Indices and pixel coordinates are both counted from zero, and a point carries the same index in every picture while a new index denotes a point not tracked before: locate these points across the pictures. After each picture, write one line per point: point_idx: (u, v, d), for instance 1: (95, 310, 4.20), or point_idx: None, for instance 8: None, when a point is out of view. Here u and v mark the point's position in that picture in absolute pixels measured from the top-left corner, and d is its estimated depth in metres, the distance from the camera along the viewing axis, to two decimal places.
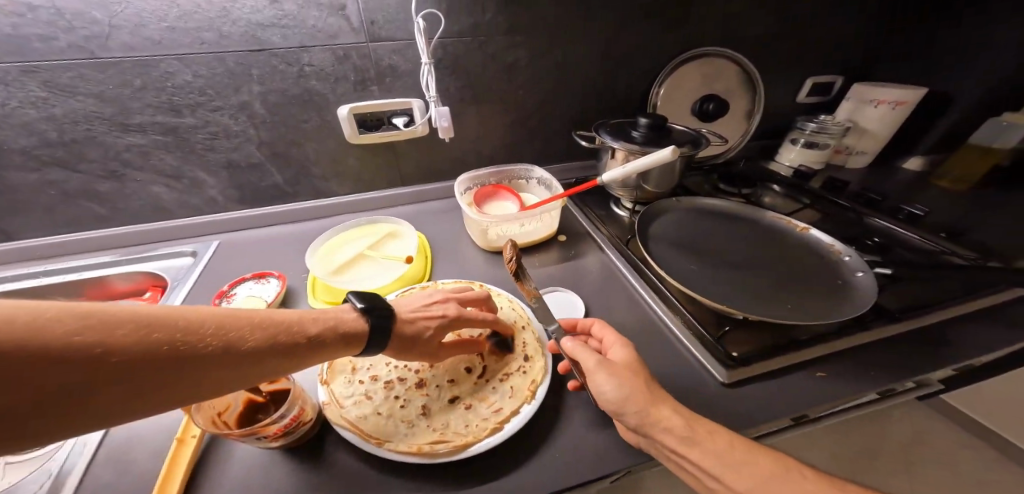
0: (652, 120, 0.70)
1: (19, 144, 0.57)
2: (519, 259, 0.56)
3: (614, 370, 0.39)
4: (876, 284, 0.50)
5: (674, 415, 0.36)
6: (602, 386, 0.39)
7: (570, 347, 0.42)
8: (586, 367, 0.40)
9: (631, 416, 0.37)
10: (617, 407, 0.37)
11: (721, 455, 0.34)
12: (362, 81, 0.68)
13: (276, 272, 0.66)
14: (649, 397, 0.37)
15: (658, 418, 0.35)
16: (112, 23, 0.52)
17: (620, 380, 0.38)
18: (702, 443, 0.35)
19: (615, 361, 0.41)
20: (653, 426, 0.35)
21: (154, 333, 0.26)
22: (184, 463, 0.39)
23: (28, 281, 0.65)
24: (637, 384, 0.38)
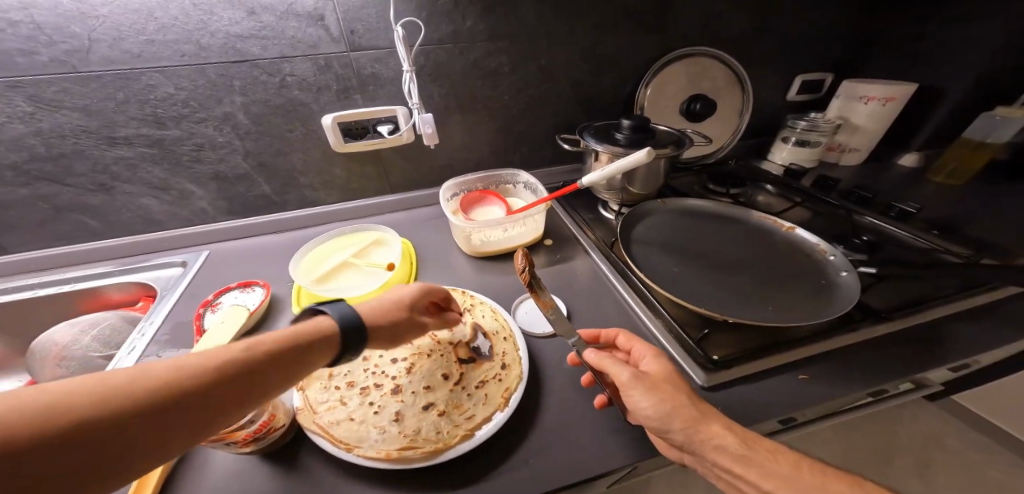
0: (634, 121, 0.70)
1: (9, 159, 0.58)
2: (532, 268, 0.52)
3: (651, 385, 0.39)
4: (860, 284, 0.49)
5: (723, 431, 0.37)
6: (641, 404, 0.39)
7: (600, 360, 0.43)
8: (620, 382, 0.41)
9: (677, 435, 0.37)
10: (659, 425, 0.38)
11: (779, 471, 0.35)
12: (344, 89, 0.69)
13: (262, 281, 0.66)
14: (695, 414, 0.37)
15: (707, 435, 0.36)
16: (91, 37, 0.52)
17: (659, 396, 0.38)
18: (757, 460, 0.35)
19: (649, 375, 0.41)
20: (702, 444, 0.36)
21: (53, 407, 0.24)
22: (156, 469, 0.40)
23: (22, 294, 0.66)
24: (677, 400, 0.38)
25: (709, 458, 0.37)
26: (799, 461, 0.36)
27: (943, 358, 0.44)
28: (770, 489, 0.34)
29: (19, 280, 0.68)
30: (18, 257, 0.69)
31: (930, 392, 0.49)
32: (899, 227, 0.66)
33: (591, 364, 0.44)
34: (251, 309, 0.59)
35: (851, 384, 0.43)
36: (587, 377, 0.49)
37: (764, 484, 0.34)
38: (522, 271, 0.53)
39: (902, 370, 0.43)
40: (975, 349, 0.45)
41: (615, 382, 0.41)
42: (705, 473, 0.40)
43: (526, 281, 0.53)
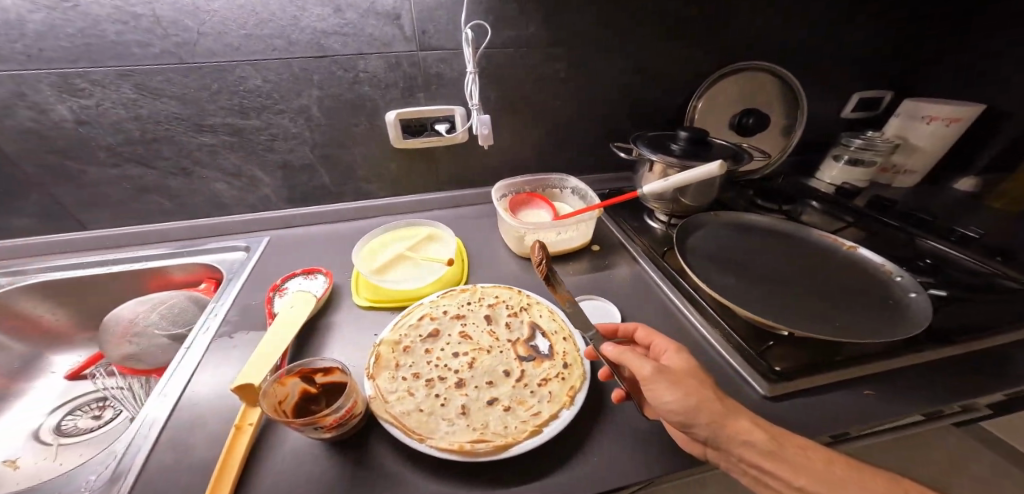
0: (691, 133, 0.70)
1: (106, 141, 0.62)
2: (549, 263, 0.58)
3: (674, 380, 0.40)
4: (932, 306, 0.49)
5: (752, 427, 0.37)
6: (663, 397, 0.39)
7: (620, 353, 0.43)
8: (642, 375, 0.41)
9: (702, 429, 0.37)
10: (684, 418, 0.38)
11: (813, 469, 0.35)
12: (409, 87, 0.72)
13: (323, 268, 0.69)
14: (720, 410, 0.37)
15: (734, 431, 0.37)
16: (200, 31, 0.56)
17: (682, 390, 0.39)
18: (787, 455, 0.36)
19: (672, 369, 0.41)
20: (728, 439, 0.37)
21: None
22: (241, 449, 0.43)
23: (99, 270, 0.70)
24: (702, 394, 0.39)
25: (734, 454, 0.37)
26: (829, 458, 0.36)
27: (1010, 385, 0.44)
28: (801, 486, 0.35)
29: (98, 255, 0.72)
30: (92, 234, 0.73)
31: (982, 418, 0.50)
32: (961, 252, 0.66)
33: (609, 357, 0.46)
34: (317, 296, 0.62)
35: (919, 406, 0.43)
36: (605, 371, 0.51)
37: (795, 481, 0.35)
38: (540, 266, 0.59)
39: (970, 395, 0.44)
40: None
41: (637, 375, 0.42)
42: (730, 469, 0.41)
43: (542, 273, 0.59)
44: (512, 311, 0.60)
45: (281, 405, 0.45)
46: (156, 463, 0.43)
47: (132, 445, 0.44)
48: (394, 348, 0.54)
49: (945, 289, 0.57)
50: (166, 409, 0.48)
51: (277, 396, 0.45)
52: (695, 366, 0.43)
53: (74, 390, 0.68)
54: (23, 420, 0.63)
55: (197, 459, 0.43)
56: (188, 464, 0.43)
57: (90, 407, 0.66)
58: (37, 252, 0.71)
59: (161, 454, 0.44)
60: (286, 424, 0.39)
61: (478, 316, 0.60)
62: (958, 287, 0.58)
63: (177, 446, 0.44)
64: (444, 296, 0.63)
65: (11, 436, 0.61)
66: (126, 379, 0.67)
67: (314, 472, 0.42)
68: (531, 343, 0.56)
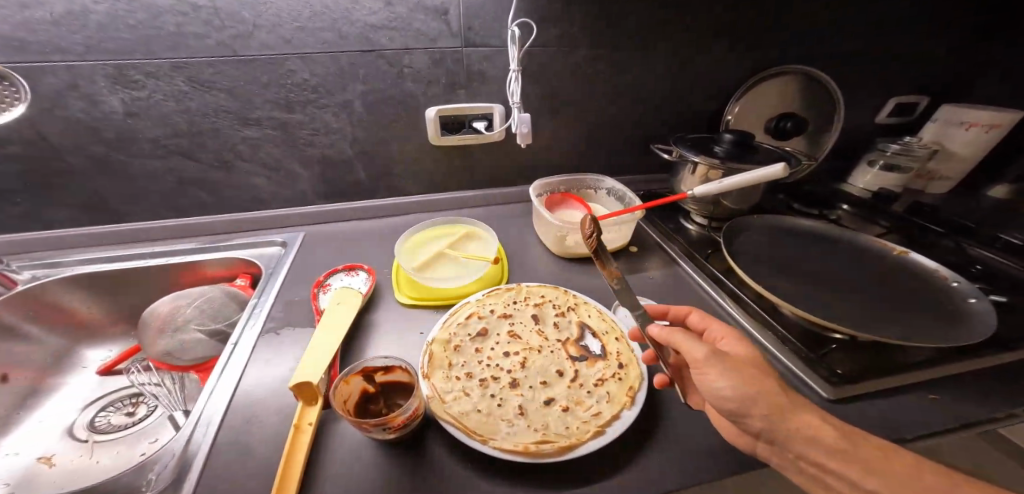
0: (736, 136, 0.70)
1: (152, 133, 0.61)
2: (599, 238, 0.58)
3: (732, 368, 0.39)
4: (995, 311, 0.48)
5: (818, 423, 0.35)
6: (716, 383, 0.39)
7: (675, 337, 0.43)
8: (696, 360, 0.41)
9: (757, 419, 0.37)
10: (738, 407, 0.38)
11: (885, 472, 0.33)
12: (451, 84, 0.71)
13: (364, 265, 0.69)
14: (783, 402, 0.36)
15: (798, 425, 0.35)
16: (256, 23, 0.55)
17: (739, 378, 0.38)
18: (856, 456, 0.34)
19: (730, 356, 0.41)
20: (786, 431, 0.36)
21: None
22: (303, 449, 0.42)
23: (138, 263, 0.69)
24: (762, 385, 0.37)
25: (792, 448, 0.36)
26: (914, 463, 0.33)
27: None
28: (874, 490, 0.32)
29: (136, 249, 0.71)
30: (128, 227, 0.72)
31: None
32: (1009, 259, 0.65)
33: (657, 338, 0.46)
34: (362, 293, 0.61)
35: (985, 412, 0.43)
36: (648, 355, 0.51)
37: (863, 483, 0.33)
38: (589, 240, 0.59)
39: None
40: None
41: (690, 360, 0.42)
42: (783, 466, 0.39)
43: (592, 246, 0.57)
44: (559, 311, 0.60)
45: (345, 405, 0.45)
46: (218, 461, 0.42)
47: (192, 442, 0.43)
48: (445, 347, 0.54)
49: (1004, 296, 0.57)
50: (222, 406, 0.47)
51: (343, 394, 0.45)
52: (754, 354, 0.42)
53: (107, 385, 0.67)
54: (57, 415, 0.62)
55: (259, 458, 0.42)
56: (250, 462, 0.42)
57: (123, 403, 0.64)
58: (74, 244, 0.70)
59: (223, 451, 0.43)
60: (356, 425, 0.39)
61: (525, 315, 0.60)
62: (1013, 294, 0.58)
63: (237, 444, 0.44)
64: (489, 295, 0.62)
65: (46, 431, 0.59)
66: (157, 375, 0.67)
67: (380, 471, 0.42)
68: (581, 343, 0.55)
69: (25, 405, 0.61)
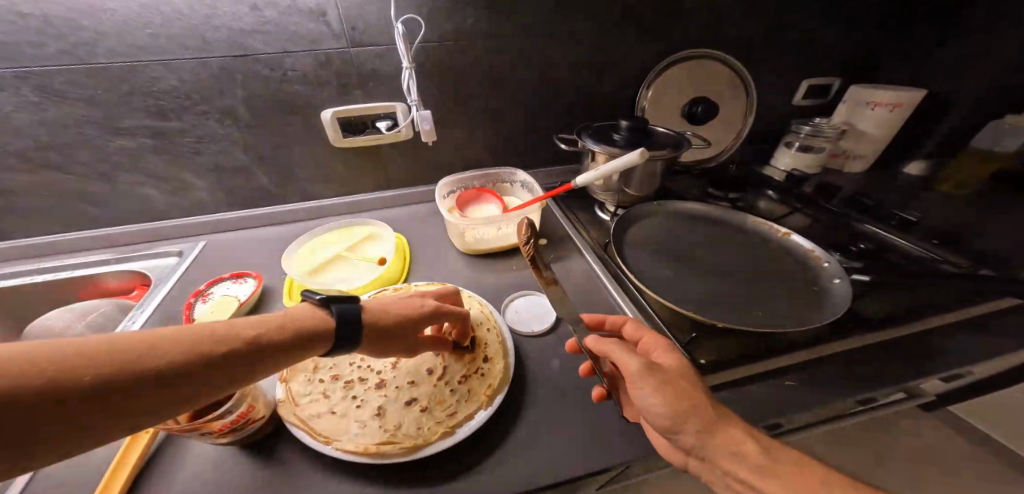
0: (633, 123, 0.69)
1: (13, 147, 0.59)
2: (535, 244, 0.61)
3: (663, 382, 0.39)
4: (852, 291, 0.51)
5: (741, 437, 0.36)
6: (650, 399, 0.38)
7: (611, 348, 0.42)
8: (630, 373, 0.40)
9: (689, 436, 0.36)
10: (671, 423, 0.37)
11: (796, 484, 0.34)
12: (344, 85, 0.70)
13: (254, 272, 0.66)
14: (711, 418, 0.36)
15: (723, 442, 0.36)
16: (99, 30, 0.53)
17: (671, 393, 0.38)
18: (779, 470, 0.35)
19: (661, 368, 0.40)
20: (716, 449, 0.36)
21: None
22: (128, 465, 0.40)
23: (20, 280, 0.66)
24: (693, 399, 0.38)
25: (720, 465, 0.36)
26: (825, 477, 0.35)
27: (927, 370, 0.45)
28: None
29: (20, 265, 0.68)
30: (9, 243, 0.69)
31: (920, 401, 0.52)
32: (900, 236, 0.68)
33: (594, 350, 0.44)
34: (240, 300, 0.59)
35: (833, 391, 0.43)
36: (586, 367, 0.49)
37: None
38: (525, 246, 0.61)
39: (884, 380, 0.44)
40: (963, 361, 0.46)
41: (625, 374, 0.41)
42: (710, 476, 0.40)
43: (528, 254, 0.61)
44: None
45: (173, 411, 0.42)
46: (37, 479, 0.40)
47: None
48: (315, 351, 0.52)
49: (868, 274, 0.59)
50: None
51: None
52: (685, 365, 0.42)
53: None
54: None
55: (84, 473, 0.41)
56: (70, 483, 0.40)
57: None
58: None
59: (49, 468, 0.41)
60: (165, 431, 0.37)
61: None
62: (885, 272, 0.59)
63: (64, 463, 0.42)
64: (375, 296, 0.61)
65: None
66: None
67: (206, 484, 0.40)
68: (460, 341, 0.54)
69: None
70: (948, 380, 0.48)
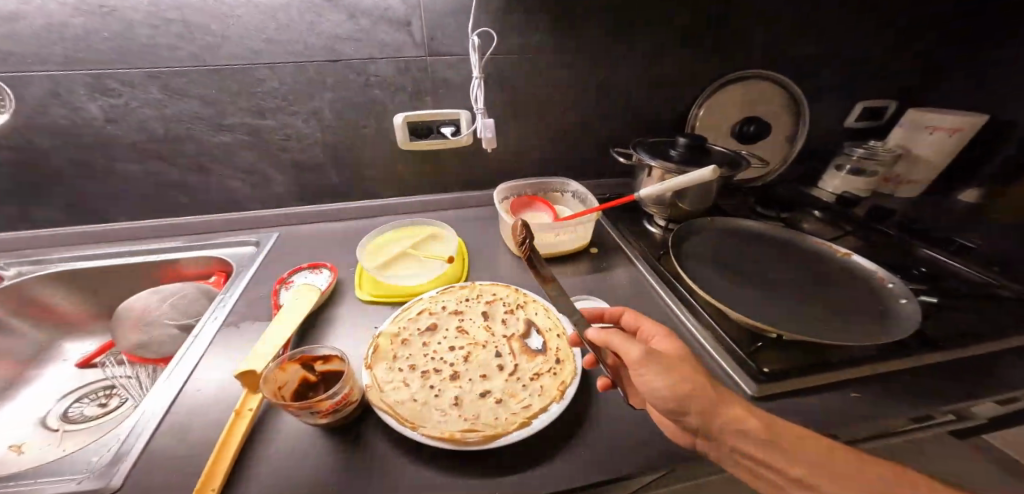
0: (690, 140, 0.72)
1: (132, 138, 0.66)
2: (530, 242, 0.62)
3: (664, 366, 0.40)
4: (920, 313, 0.52)
5: (742, 415, 0.38)
6: (655, 384, 0.40)
7: (606, 336, 0.43)
8: (631, 360, 0.41)
9: (693, 416, 0.38)
10: (675, 406, 0.39)
11: (807, 460, 0.36)
12: (418, 91, 0.74)
13: (329, 264, 0.72)
14: (711, 397, 0.38)
15: (728, 419, 0.37)
16: (223, 35, 0.60)
17: (673, 377, 0.39)
18: (780, 444, 0.37)
19: (661, 354, 0.42)
20: (722, 428, 0.37)
21: None
22: (238, 435, 0.43)
23: (117, 261, 0.73)
24: (692, 380, 0.39)
25: (728, 444, 0.38)
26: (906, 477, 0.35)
27: (988, 392, 0.46)
28: (802, 477, 0.36)
29: (116, 247, 0.75)
30: (106, 226, 0.76)
31: (969, 424, 0.53)
32: (956, 260, 0.69)
33: (595, 341, 0.45)
34: (320, 289, 0.64)
35: (897, 407, 0.44)
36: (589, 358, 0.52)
37: (792, 472, 0.36)
38: (522, 245, 0.63)
39: (953, 398, 0.46)
40: None
41: (626, 361, 0.42)
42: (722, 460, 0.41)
43: (526, 255, 0.63)
44: (508, 308, 0.62)
45: (280, 391, 0.47)
46: (158, 443, 0.44)
47: (136, 428, 0.46)
48: (392, 340, 0.56)
49: (935, 296, 0.60)
50: (169, 397, 0.49)
51: (278, 381, 0.47)
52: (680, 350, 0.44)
53: (83, 377, 0.70)
54: (34, 406, 0.65)
55: (197, 441, 0.45)
56: (185, 449, 0.44)
57: (96, 395, 0.67)
58: (59, 243, 0.74)
59: (162, 440, 0.45)
60: (283, 407, 0.41)
61: (475, 312, 0.62)
62: (950, 295, 0.60)
63: (172, 430, 0.46)
64: (443, 292, 0.65)
65: (17, 422, 0.62)
66: (134, 368, 0.70)
67: (303, 459, 0.43)
68: (526, 339, 0.58)
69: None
70: (1002, 404, 0.49)
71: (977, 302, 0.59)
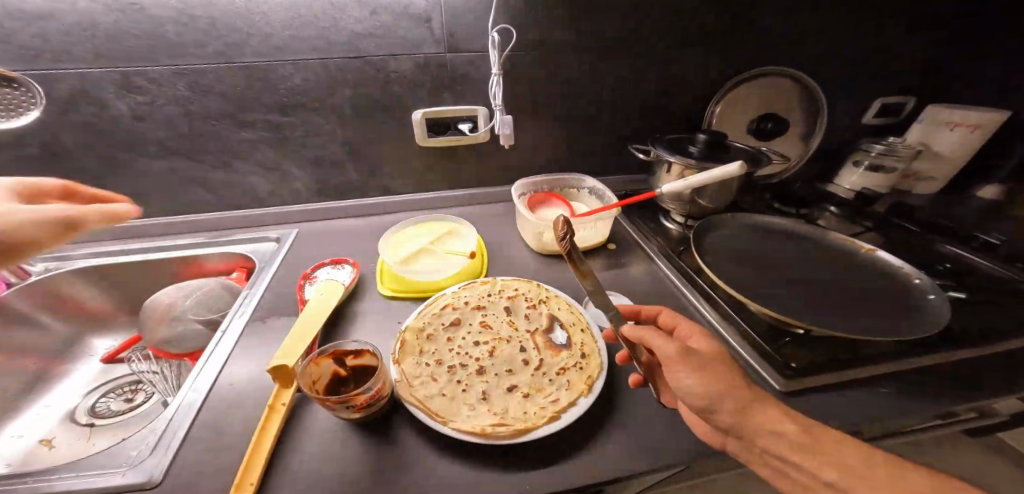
0: (710, 136, 0.72)
1: (157, 136, 0.67)
2: (571, 239, 0.61)
3: (698, 364, 0.40)
4: (949, 308, 0.51)
5: (775, 415, 0.37)
6: (687, 381, 0.40)
7: (645, 333, 0.44)
8: (665, 357, 0.42)
9: (725, 415, 0.38)
10: (705, 404, 0.39)
11: (838, 463, 0.35)
12: (436, 88, 0.75)
13: (350, 259, 0.72)
14: (744, 397, 0.38)
15: (760, 419, 0.37)
16: (249, 32, 0.60)
17: (706, 375, 0.39)
18: (813, 447, 0.36)
19: (696, 353, 0.42)
20: (754, 427, 0.37)
21: None
22: (273, 428, 0.44)
23: (141, 257, 0.73)
24: (726, 380, 0.39)
25: (757, 443, 0.37)
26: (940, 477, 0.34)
27: (1013, 387, 0.46)
28: (834, 481, 0.34)
29: (140, 244, 0.75)
30: (129, 223, 0.76)
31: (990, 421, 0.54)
32: (981, 256, 0.69)
33: (631, 338, 0.46)
34: (344, 284, 0.65)
35: (926, 402, 0.45)
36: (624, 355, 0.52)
37: (822, 475, 0.35)
38: (561, 241, 0.62)
39: (982, 393, 0.46)
40: None
41: (660, 358, 0.43)
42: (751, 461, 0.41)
43: (565, 251, 0.62)
44: (531, 303, 0.62)
45: (315, 385, 0.47)
46: (196, 436, 0.45)
47: (171, 423, 0.46)
48: (418, 336, 0.56)
49: (964, 293, 0.60)
50: (202, 391, 0.50)
51: (311, 375, 0.48)
52: (717, 350, 0.44)
53: (109, 372, 0.71)
54: (62, 401, 0.66)
55: (234, 434, 0.46)
56: (223, 441, 0.45)
57: (123, 390, 0.69)
58: (84, 239, 0.75)
59: (197, 435, 0.46)
60: (319, 402, 0.41)
61: (498, 308, 0.62)
62: (981, 292, 0.60)
63: (208, 424, 0.47)
64: (465, 288, 0.65)
65: (49, 418, 0.64)
66: (158, 364, 0.71)
67: (337, 453, 0.44)
68: (549, 334, 0.58)
69: (32, 389, 0.66)
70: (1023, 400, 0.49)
71: (1000, 298, 0.59)
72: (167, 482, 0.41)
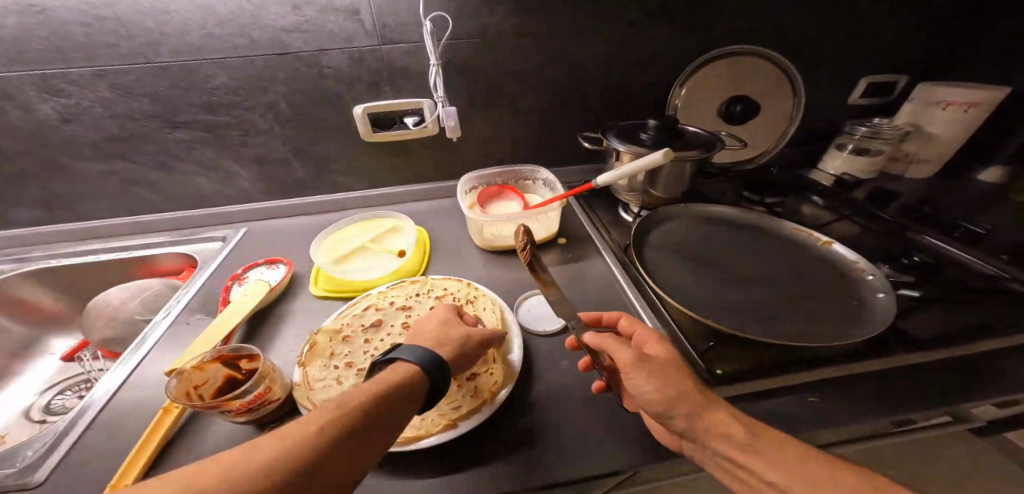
0: (661, 121, 0.67)
1: (90, 138, 0.68)
2: (531, 247, 0.57)
3: (653, 368, 0.37)
4: (896, 307, 0.46)
5: (728, 418, 0.33)
6: (641, 386, 0.36)
7: (602, 339, 0.40)
8: (622, 362, 0.38)
9: (680, 419, 0.34)
10: (661, 409, 0.35)
11: (784, 462, 0.31)
12: (375, 81, 0.72)
13: (286, 259, 0.71)
14: (701, 399, 0.34)
15: (713, 421, 0.33)
16: (163, 31, 0.59)
17: (661, 378, 0.36)
18: (764, 450, 0.32)
19: (653, 357, 0.38)
20: (705, 429, 0.33)
21: None
22: (160, 433, 0.43)
23: (88, 258, 0.75)
24: (683, 384, 0.35)
25: (710, 447, 0.33)
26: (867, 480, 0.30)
27: (969, 398, 0.40)
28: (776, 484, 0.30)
29: (89, 245, 0.77)
30: (80, 225, 0.78)
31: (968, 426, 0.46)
32: (956, 248, 0.62)
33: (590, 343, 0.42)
34: (272, 284, 0.63)
35: (860, 413, 0.39)
36: (585, 362, 0.48)
37: (767, 475, 0.31)
38: (522, 250, 0.58)
39: (929, 403, 0.40)
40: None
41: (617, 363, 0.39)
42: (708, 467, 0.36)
43: (526, 259, 0.58)
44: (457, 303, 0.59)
45: (196, 389, 0.46)
46: (89, 435, 0.45)
47: (73, 422, 0.46)
48: (332, 337, 0.54)
49: (918, 290, 0.53)
50: (108, 391, 0.50)
51: (194, 380, 0.46)
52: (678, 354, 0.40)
53: (67, 370, 0.72)
54: (17, 399, 0.67)
55: (122, 436, 0.45)
56: (110, 442, 0.44)
57: (77, 388, 0.69)
58: (38, 241, 0.77)
59: (90, 434, 0.45)
60: (190, 406, 0.40)
61: (423, 308, 0.59)
62: (939, 288, 0.53)
63: (104, 424, 0.46)
64: (394, 287, 0.63)
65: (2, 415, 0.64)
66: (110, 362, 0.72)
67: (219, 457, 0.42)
68: None
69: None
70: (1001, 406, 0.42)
71: (974, 295, 0.52)
72: (43, 483, 0.40)
